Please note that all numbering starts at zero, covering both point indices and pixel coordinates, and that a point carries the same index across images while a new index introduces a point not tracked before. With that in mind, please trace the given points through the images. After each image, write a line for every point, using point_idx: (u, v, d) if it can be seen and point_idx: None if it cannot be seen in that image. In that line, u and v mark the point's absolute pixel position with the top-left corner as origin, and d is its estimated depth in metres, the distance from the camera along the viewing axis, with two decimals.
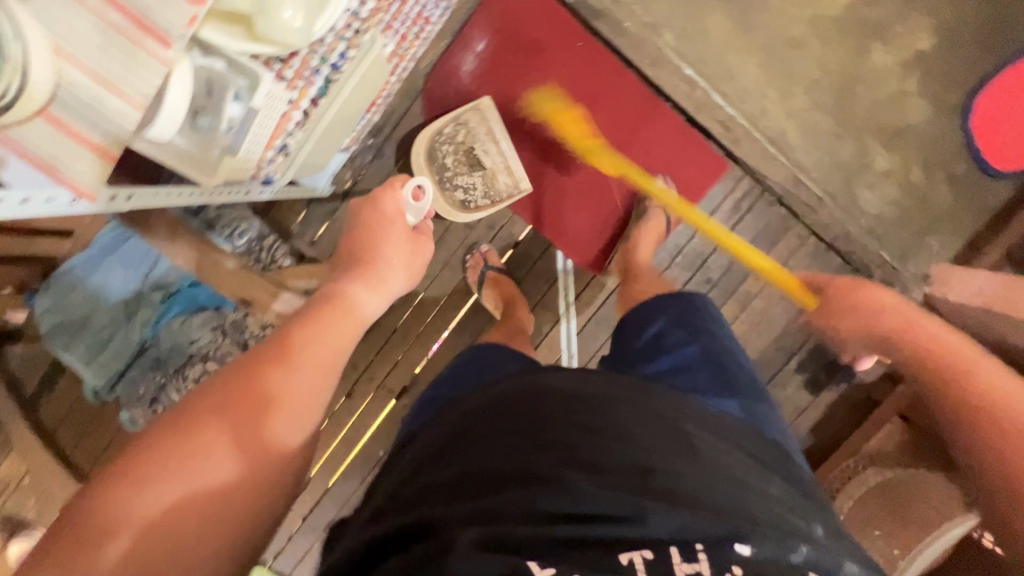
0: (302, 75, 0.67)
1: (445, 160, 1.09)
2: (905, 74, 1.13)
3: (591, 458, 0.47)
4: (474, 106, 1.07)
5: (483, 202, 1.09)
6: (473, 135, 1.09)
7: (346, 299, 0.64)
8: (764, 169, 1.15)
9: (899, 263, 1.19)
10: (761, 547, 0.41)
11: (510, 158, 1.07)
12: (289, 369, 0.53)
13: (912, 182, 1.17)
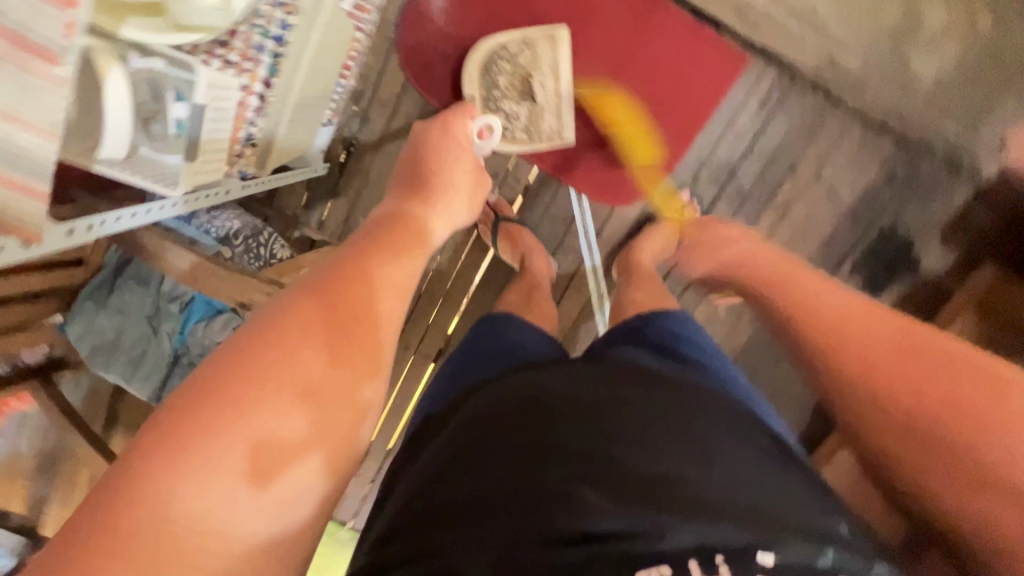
0: (248, 57, 0.61)
1: (498, 79, 0.99)
2: None
3: (606, 467, 0.44)
4: (551, 32, 0.97)
5: (520, 135, 1.02)
6: (535, 60, 0.98)
7: (411, 235, 0.56)
8: (790, 53, 1.00)
9: (966, 134, 1.03)
10: (786, 553, 0.39)
11: (565, 101, 1.00)
12: (362, 329, 0.46)
13: (977, 34, 0.98)
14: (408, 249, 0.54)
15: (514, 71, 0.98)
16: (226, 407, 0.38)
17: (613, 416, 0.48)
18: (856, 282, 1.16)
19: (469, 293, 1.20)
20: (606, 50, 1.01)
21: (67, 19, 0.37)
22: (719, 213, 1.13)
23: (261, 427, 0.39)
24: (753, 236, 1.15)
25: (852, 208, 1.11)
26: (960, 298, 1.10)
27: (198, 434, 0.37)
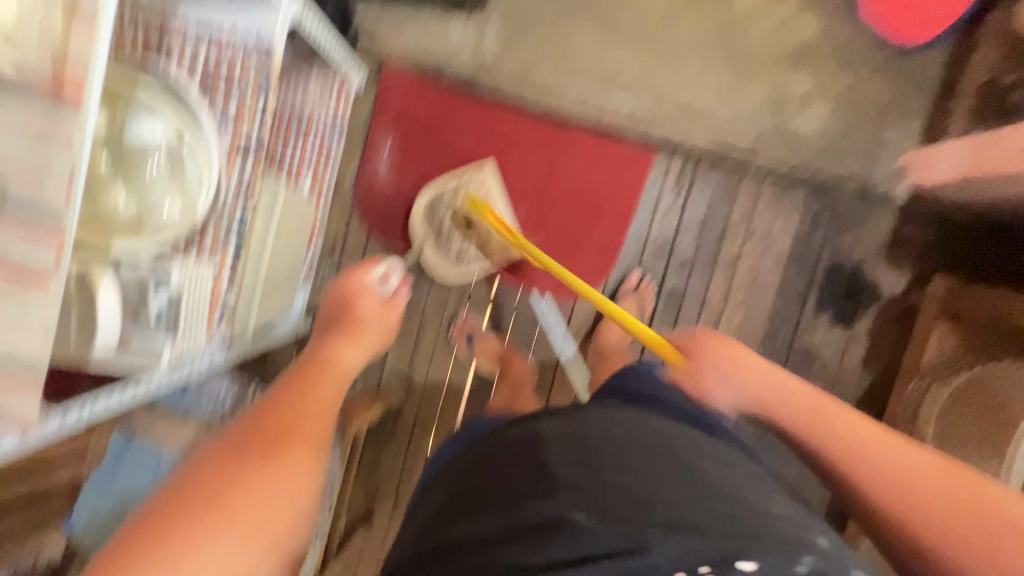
0: (218, 242, 0.74)
1: (444, 219, 1.14)
2: (780, 4, 1.14)
3: (594, 498, 0.49)
4: (478, 172, 1.13)
5: (476, 259, 1.15)
6: (472, 196, 1.14)
7: (331, 368, 0.72)
8: (688, 141, 1.15)
9: (867, 169, 1.16)
10: (766, 559, 0.43)
11: (506, 224, 1.14)
12: (298, 448, 0.58)
13: (838, 92, 1.16)
14: (326, 381, 0.69)
15: (457, 208, 1.14)
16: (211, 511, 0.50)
17: (601, 451, 0.53)
18: (825, 318, 1.20)
19: (460, 411, 1.23)
20: (530, 171, 1.17)
21: (56, 246, 0.48)
22: (674, 285, 1.20)
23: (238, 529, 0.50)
24: (712, 298, 1.21)
25: (793, 253, 1.19)
26: (927, 312, 1.12)
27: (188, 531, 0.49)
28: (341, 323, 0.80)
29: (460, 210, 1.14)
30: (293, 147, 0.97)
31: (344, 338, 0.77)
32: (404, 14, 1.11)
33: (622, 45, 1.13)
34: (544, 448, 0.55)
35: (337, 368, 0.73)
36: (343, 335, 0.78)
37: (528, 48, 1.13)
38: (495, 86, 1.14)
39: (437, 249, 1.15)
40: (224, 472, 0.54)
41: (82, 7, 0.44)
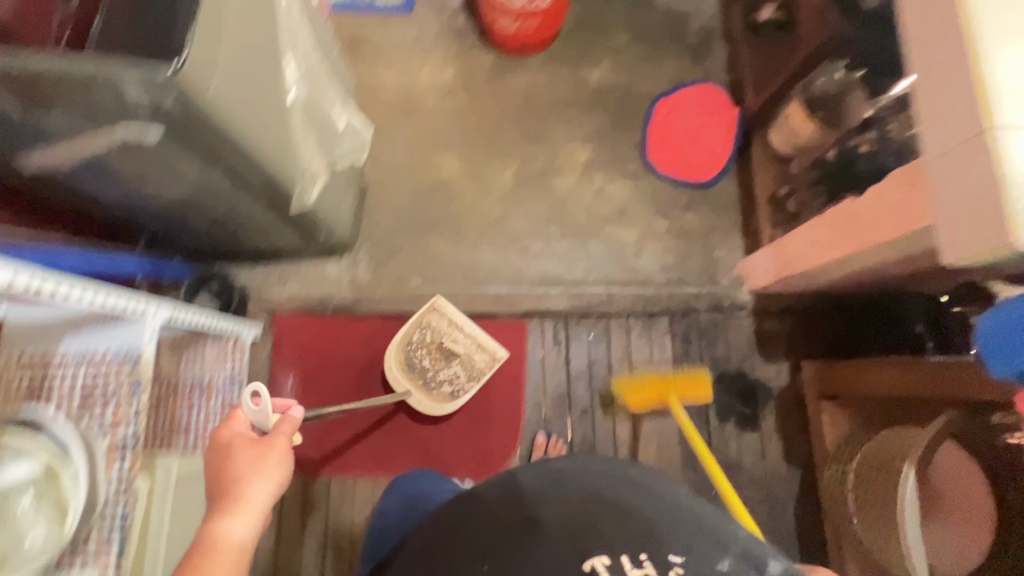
0: (98, 547, 0.76)
1: (422, 363, 1.23)
2: (591, 181, 1.41)
3: (561, 507, 0.65)
4: (430, 307, 1.23)
5: (469, 382, 1.24)
6: (438, 334, 1.23)
7: (219, 540, 0.75)
8: (552, 304, 1.31)
9: (711, 285, 1.33)
10: (687, 553, 0.59)
11: (477, 339, 1.24)
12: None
13: (661, 233, 1.37)
14: (218, 561, 0.74)
15: (429, 347, 1.23)
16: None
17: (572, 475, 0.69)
18: (731, 425, 1.25)
19: None
20: None
21: None
22: (583, 433, 1.26)
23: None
24: (621, 435, 1.27)
25: (678, 373, 1.28)
26: (812, 395, 1.21)
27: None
28: (222, 497, 0.80)
29: (432, 347, 1.23)
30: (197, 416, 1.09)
31: (222, 513, 0.78)
32: (287, 272, 1.31)
33: (474, 245, 1.36)
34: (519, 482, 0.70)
35: (224, 541, 0.75)
36: (219, 509, 0.78)
37: (397, 266, 1.33)
38: (376, 304, 1.31)
39: (427, 392, 1.23)
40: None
41: None
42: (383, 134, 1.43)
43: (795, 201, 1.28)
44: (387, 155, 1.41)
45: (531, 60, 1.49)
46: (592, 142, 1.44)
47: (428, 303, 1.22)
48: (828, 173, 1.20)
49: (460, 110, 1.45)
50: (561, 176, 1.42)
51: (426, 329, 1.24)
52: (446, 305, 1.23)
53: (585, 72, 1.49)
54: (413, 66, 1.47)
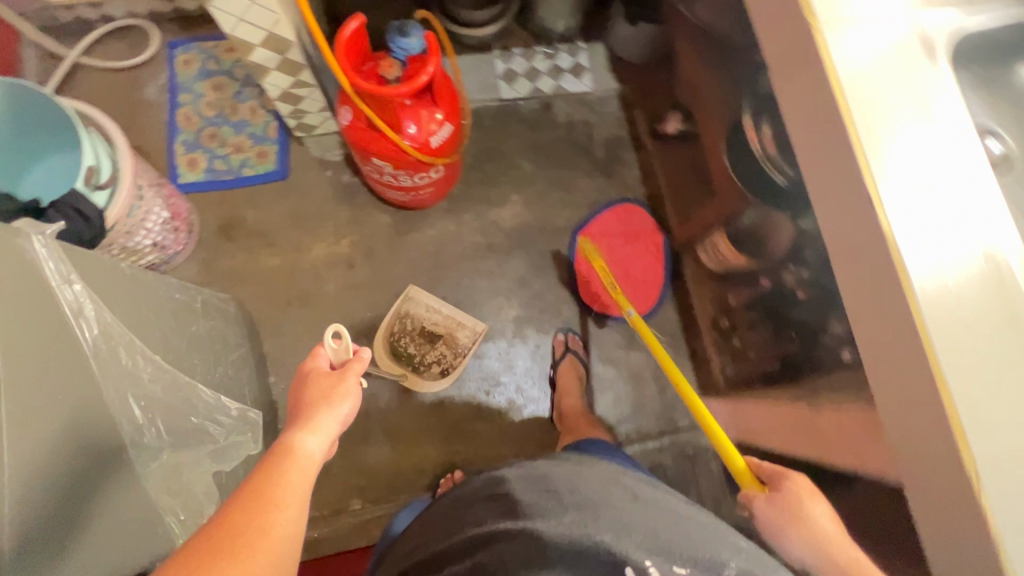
0: None
1: (407, 350, 1.25)
2: (526, 338, 1.31)
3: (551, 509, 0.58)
4: (407, 295, 1.27)
5: (456, 360, 1.26)
6: (418, 318, 1.27)
7: (300, 455, 0.66)
8: None
9: (671, 429, 1.27)
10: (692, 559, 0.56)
11: (457, 317, 1.28)
12: (273, 514, 0.56)
13: (609, 382, 1.29)
14: (296, 468, 0.64)
15: (411, 333, 1.26)
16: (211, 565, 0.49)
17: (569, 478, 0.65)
18: None
19: None
20: None
21: None
22: None
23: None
24: None
25: None
26: None
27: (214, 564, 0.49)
28: (304, 407, 0.74)
29: (416, 333, 1.26)
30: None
31: (302, 423, 0.70)
32: None
33: (414, 442, 1.22)
34: (511, 483, 0.64)
35: (307, 457, 0.67)
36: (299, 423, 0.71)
37: (334, 492, 1.18)
38: (316, 545, 1.14)
39: (419, 374, 1.24)
40: (249, 508, 0.56)
41: None
42: (285, 334, 1.25)
43: (739, 333, 1.21)
44: (294, 359, 1.24)
45: (433, 211, 1.34)
46: (518, 292, 1.32)
47: (403, 292, 1.27)
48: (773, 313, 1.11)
49: (366, 286, 1.29)
50: (492, 339, 1.30)
51: (406, 318, 1.27)
52: (424, 291, 1.28)
53: (495, 212, 1.36)
54: (300, 245, 1.29)
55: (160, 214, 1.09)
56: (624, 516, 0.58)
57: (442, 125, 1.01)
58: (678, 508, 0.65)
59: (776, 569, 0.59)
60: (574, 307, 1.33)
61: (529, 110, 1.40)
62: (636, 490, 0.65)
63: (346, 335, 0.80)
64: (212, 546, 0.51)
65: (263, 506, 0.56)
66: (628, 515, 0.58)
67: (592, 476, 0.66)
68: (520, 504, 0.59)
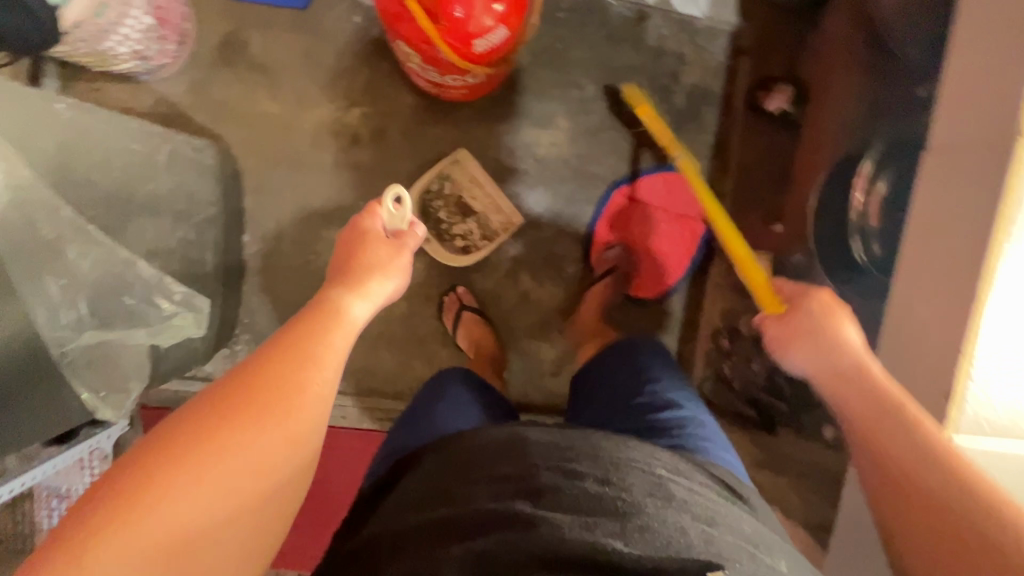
0: None
1: (438, 215, 1.16)
2: (517, 281, 1.20)
3: (568, 503, 0.49)
4: (455, 158, 1.14)
5: (482, 244, 1.17)
6: (459, 186, 1.15)
7: (346, 310, 0.63)
8: None
9: None
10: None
11: (499, 197, 1.15)
12: (321, 364, 0.55)
13: None
14: (338, 328, 0.60)
15: (446, 200, 1.16)
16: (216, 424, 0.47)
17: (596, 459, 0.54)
18: None
19: None
20: None
21: None
22: None
23: (242, 449, 0.47)
24: None
25: None
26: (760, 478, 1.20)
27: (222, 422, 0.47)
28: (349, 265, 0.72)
29: (451, 200, 1.16)
30: (54, 520, 1.06)
31: (351, 286, 0.67)
32: None
33: (372, 344, 1.19)
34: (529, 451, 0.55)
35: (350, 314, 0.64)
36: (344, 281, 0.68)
37: None
38: None
39: (441, 244, 1.16)
40: (265, 369, 0.52)
41: None
42: (269, 195, 1.14)
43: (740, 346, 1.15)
44: (273, 225, 1.14)
45: (465, 109, 1.14)
46: (525, 230, 1.19)
47: (454, 152, 1.14)
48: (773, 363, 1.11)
49: (365, 169, 1.14)
50: (481, 270, 1.20)
51: (446, 182, 1.15)
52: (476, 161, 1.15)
53: (532, 132, 1.16)
54: (304, 98, 1.11)
55: (139, 18, 0.90)
56: (645, 516, 0.48)
57: (497, 24, 0.78)
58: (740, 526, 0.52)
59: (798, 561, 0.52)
60: (579, 266, 1.20)
61: (615, 18, 1.12)
62: (669, 480, 0.54)
63: (406, 204, 0.77)
64: (222, 406, 0.48)
65: (276, 366, 0.52)
66: (655, 519, 0.48)
67: (621, 450, 0.56)
68: (542, 485, 0.51)
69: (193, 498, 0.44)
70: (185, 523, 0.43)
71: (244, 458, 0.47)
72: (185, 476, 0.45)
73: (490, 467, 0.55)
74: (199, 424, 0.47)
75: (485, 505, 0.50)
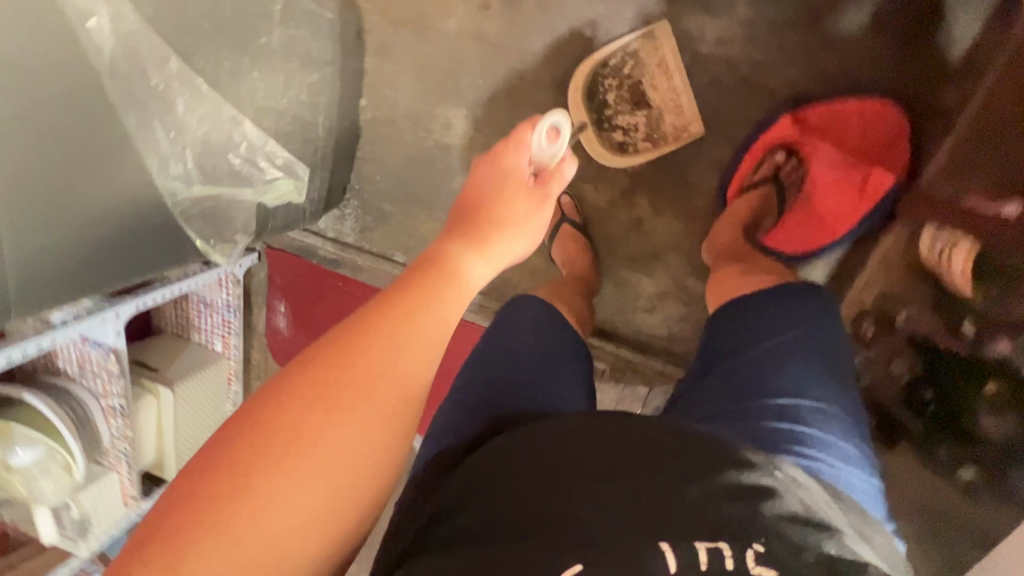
0: (113, 454, 1.08)
1: (606, 97, 0.99)
2: (632, 201, 1.06)
3: (601, 493, 0.42)
4: (647, 31, 0.94)
5: (643, 145, 1.01)
6: (641, 68, 0.97)
7: (460, 267, 0.48)
8: None
9: None
10: (772, 549, 0.40)
11: (684, 91, 0.96)
12: (432, 320, 0.42)
13: (689, 300, 1.07)
14: (460, 289, 0.46)
15: (621, 81, 0.99)
16: (285, 421, 0.35)
17: (612, 439, 0.47)
18: None
19: None
20: None
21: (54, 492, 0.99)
22: None
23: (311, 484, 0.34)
24: None
25: None
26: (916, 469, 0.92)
27: (292, 419, 0.35)
28: (473, 214, 0.55)
29: (625, 84, 0.99)
30: (202, 319, 1.31)
31: (473, 241, 0.51)
32: None
33: None
34: (547, 433, 0.47)
35: (465, 277, 0.48)
36: (466, 236, 0.52)
37: (382, 237, 1.21)
38: (356, 271, 1.24)
39: (599, 131, 1.01)
40: (356, 331, 0.39)
41: (59, 437, 0.97)
42: (391, 57, 1.07)
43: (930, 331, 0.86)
44: (391, 91, 1.10)
45: None
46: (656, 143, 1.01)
47: (649, 25, 0.94)
48: (925, 373, 0.87)
49: (490, 42, 1.02)
50: (594, 181, 1.07)
51: (628, 59, 0.97)
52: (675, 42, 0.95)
53: (694, 20, 0.94)
54: None
55: None
56: (692, 509, 0.42)
57: None
58: (784, 498, 0.45)
59: (868, 538, 0.48)
60: (710, 197, 1.02)
61: None
62: (719, 466, 0.46)
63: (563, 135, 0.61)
64: (317, 376, 0.37)
65: (372, 333, 0.39)
66: (689, 501, 0.42)
67: (655, 438, 0.47)
68: (561, 460, 0.44)
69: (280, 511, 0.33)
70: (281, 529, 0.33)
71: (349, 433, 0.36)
72: (252, 487, 0.33)
73: (519, 447, 0.47)
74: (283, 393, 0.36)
75: (513, 491, 0.43)
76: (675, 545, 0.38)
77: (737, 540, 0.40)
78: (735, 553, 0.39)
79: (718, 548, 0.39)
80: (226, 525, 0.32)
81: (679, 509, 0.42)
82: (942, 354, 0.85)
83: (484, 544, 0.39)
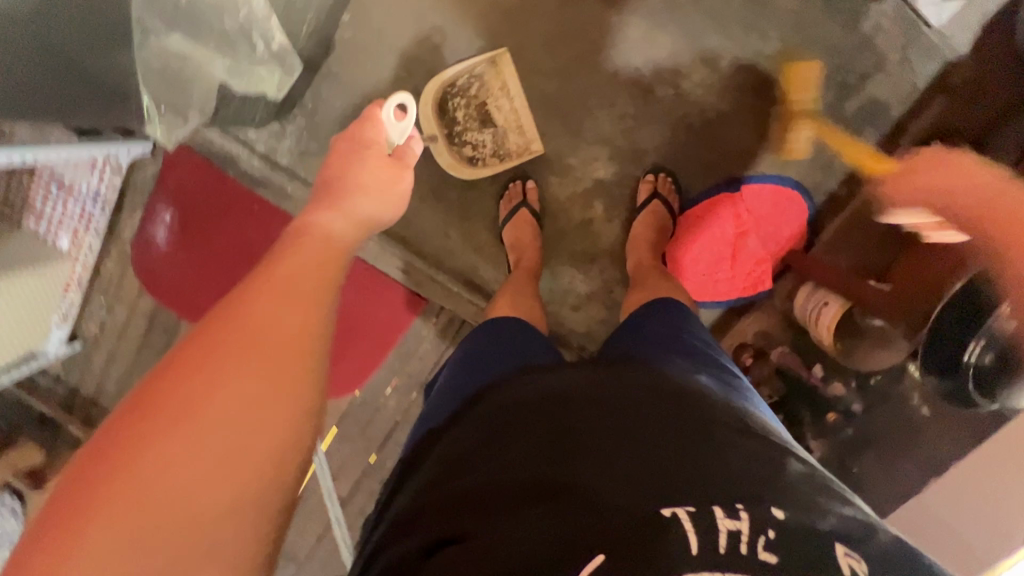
0: None
1: (456, 111, 1.08)
2: (586, 203, 1.13)
3: (619, 465, 0.47)
4: (494, 58, 1.05)
5: (490, 161, 1.11)
6: (487, 91, 1.07)
7: (321, 236, 0.61)
8: (454, 306, 1.15)
9: None
10: (792, 512, 0.41)
11: (523, 116, 1.08)
12: (278, 279, 0.51)
13: (614, 305, 1.16)
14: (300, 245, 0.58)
15: (470, 100, 1.08)
16: (217, 355, 0.44)
17: (629, 411, 0.54)
18: None
19: None
20: None
21: None
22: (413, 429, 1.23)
23: (217, 414, 0.41)
24: None
25: None
26: None
27: (220, 353, 0.44)
28: (330, 186, 0.70)
29: (473, 103, 1.08)
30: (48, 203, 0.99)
31: (327, 204, 0.66)
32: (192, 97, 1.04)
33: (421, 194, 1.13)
34: (557, 410, 0.55)
35: (331, 242, 0.61)
36: (323, 202, 0.67)
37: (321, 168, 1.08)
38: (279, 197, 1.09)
39: (450, 145, 1.09)
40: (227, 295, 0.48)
41: None
42: None
43: (785, 371, 1.08)
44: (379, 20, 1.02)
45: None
46: (621, 154, 1.10)
47: (494, 52, 1.05)
48: (783, 398, 1.09)
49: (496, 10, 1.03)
50: (558, 175, 1.13)
51: (478, 81, 1.07)
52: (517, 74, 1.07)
53: (679, 58, 1.05)
54: None
55: None
56: (698, 476, 0.45)
57: None
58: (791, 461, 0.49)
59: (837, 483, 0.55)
60: None
61: None
62: (716, 429, 0.50)
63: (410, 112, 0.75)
64: (196, 343, 0.44)
65: (245, 295, 0.48)
66: (698, 463, 0.46)
67: (656, 405, 0.54)
68: (572, 442, 0.50)
69: (203, 446, 0.40)
70: (184, 485, 0.39)
71: (219, 398, 0.42)
72: (156, 442, 0.39)
73: (512, 433, 0.53)
74: (182, 357, 0.43)
75: (512, 475, 0.48)
76: (688, 512, 0.41)
77: (751, 503, 0.42)
78: (752, 527, 0.40)
79: (740, 526, 0.40)
80: (183, 407, 0.41)
81: (697, 475, 0.45)
82: (806, 386, 1.07)
83: (512, 542, 0.40)
